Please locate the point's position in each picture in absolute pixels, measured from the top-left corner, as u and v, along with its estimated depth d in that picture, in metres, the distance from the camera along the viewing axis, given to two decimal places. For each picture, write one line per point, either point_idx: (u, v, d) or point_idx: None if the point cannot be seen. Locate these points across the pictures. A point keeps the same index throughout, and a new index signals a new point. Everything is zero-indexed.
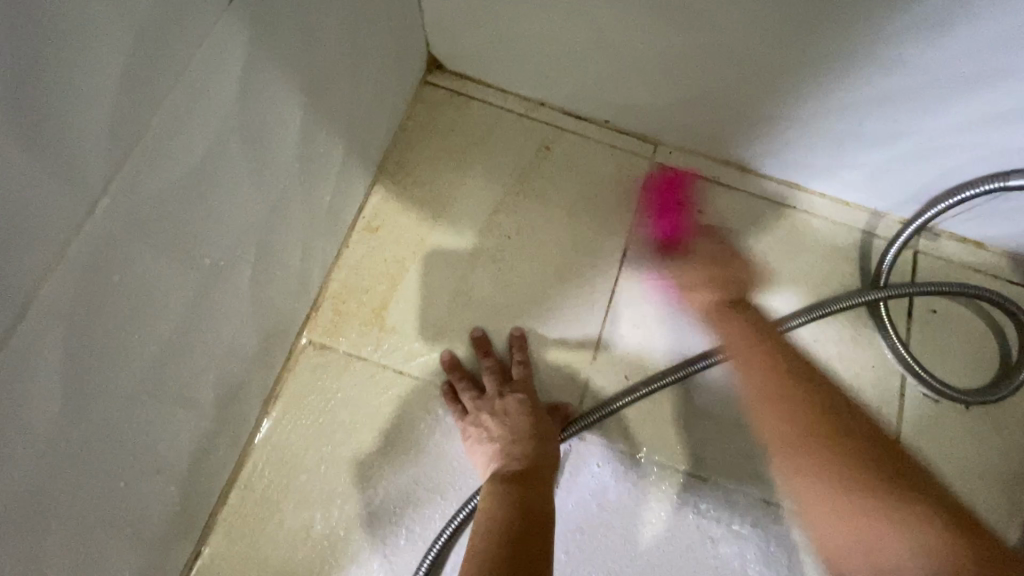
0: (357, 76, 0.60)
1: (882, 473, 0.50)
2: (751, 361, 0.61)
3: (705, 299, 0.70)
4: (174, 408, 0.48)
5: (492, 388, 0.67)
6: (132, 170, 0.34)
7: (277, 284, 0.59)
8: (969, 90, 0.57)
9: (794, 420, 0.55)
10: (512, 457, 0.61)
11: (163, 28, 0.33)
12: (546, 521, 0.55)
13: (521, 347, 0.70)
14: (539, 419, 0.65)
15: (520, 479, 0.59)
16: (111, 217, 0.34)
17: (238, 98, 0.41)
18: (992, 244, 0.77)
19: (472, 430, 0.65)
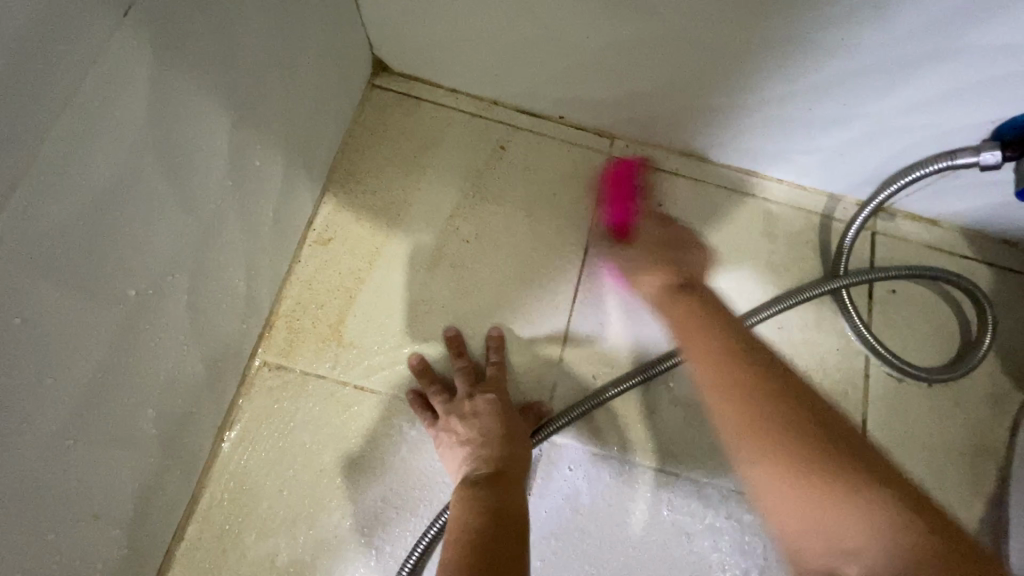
0: (293, 83, 0.57)
1: (815, 439, 0.47)
2: (703, 334, 0.56)
3: (655, 283, 0.67)
4: (107, 449, 0.45)
5: (463, 390, 0.65)
6: (27, 200, 0.31)
7: (218, 308, 0.56)
8: (915, 71, 0.57)
9: (749, 403, 0.50)
10: (483, 459, 0.59)
11: (52, 46, 0.30)
12: (520, 521, 0.52)
13: (498, 348, 0.69)
14: (510, 420, 0.63)
15: (491, 480, 0.56)
16: (5, 252, 0.31)
17: (150, 117, 0.39)
18: (943, 222, 0.78)
19: (443, 435, 0.63)
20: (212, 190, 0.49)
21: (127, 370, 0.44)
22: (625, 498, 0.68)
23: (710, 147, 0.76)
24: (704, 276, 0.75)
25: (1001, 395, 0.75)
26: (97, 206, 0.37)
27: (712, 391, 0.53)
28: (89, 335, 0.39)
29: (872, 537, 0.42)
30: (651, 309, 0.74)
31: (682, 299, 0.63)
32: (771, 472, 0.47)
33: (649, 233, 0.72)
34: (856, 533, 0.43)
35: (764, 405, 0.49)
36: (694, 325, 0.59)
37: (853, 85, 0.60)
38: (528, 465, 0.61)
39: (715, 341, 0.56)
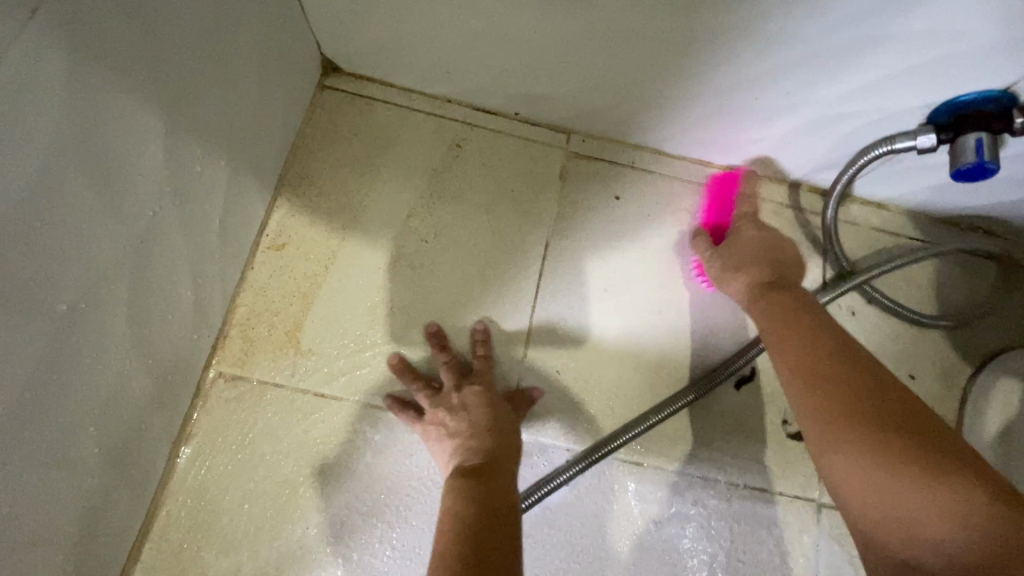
0: (233, 85, 0.56)
1: (882, 422, 0.47)
2: (804, 334, 0.55)
3: (748, 281, 0.64)
4: (44, 474, 0.43)
5: (449, 384, 0.65)
6: None
7: (163, 321, 0.54)
8: (851, 61, 0.58)
9: (861, 421, 0.47)
10: (472, 450, 0.59)
11: None
12: (513, 507, 0.53)
13: (484, 341, 0.69)
14: (497, 410, 0.63)
15: (480, 470, 0.56)
16: None
17: (70, 123, 0.37)
18: (890, 205, 0.81)
19: (431, 430, 0.62)
20: (150, 197, 0.47)
21: (63, 387, 0.43)
22: (594, 491, 0.68)
23: (664, 139, 0.77)
24: (665, 266, 0.77)
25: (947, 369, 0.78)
26: (17, 219, 0.35)
27: (802, 386, 0.52)
28: (13, 355, 0.37)
29: (945, 519, 0.41)
30: (614, 301, 0.74)
31: (777, 297, 0.60)
32: (857, 454, 0.46)
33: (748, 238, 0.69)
34: (941, 520, 0.41)
35: (842, 404, 0.49)
36: (784, 313, 0.58)
37: (795, 74, 0.61)
38: (518, 451, 0.61)
39: (825, 346, 0.53)
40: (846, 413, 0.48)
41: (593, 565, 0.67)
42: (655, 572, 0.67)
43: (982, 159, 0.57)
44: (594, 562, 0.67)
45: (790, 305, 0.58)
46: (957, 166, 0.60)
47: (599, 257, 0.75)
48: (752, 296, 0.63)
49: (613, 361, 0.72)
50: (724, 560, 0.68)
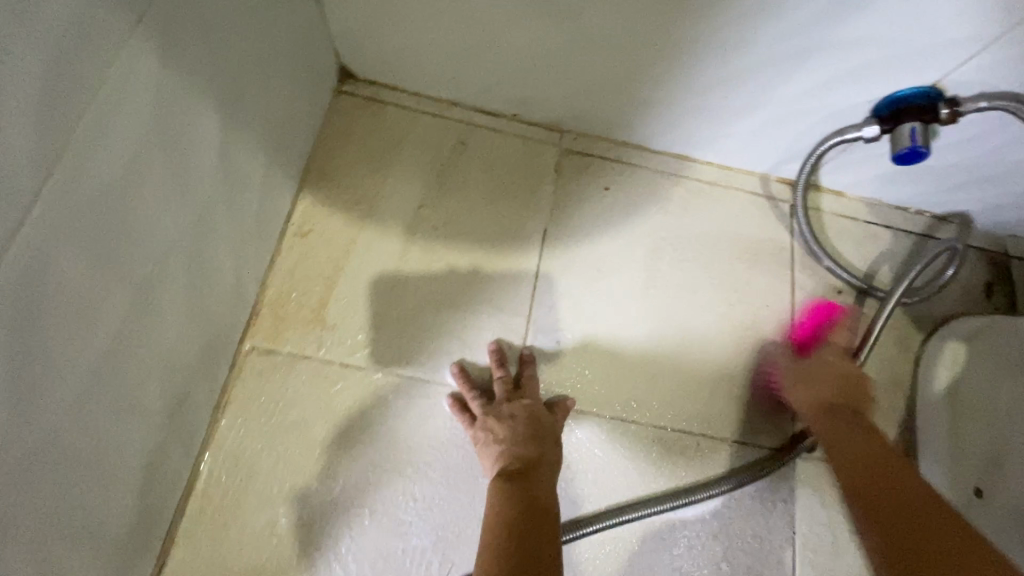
0: (270, 86, 0.63)
1: (917, 506, 0.55)
2: (872, 438, 0.66)
3: (811, 397, 0.74)
4: (119, 416, 0.49)
5: (502, 395, 0.71)
6: (56, 165, 0.36)
7: (211, 292, 0.61)
8: (805, 62, 0.68)
9: (895, 519, 0.55)
10: (516, 456, 0.65)
11: (78, 38, 0.35)
12: (551, 513, 0.59)
13: (530, 363, 0.75)
14: (542, 424, 0.69)
15: (522, 476, 0.63)
16: (43, 213, 0.35)
17: (156, 108, 0.44)
18: (849, 194, 0.91)
19: (481, 434, 0.69)
20: (207, 180, 0.54)
21: (138, 339, 0.49)
22: (593, 450, 0.76)
23: (647, 135, 0.86)
24: (653, 251, 0.85)
25: (903, 336, 0.88)
26: (118, 187, 0.42)
27: (858, 472, 0.62)
28: (104, 304, 0.43)
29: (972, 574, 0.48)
30: (608, 280, 0.83)
31: (836, 417, 0.70)
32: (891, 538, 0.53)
33: (824, 360, 0.77)
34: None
35: (908, 508, 0.55)
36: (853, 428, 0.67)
37: (759, 75, 0.71)
38: (557, 463, 0.67)
39: (876, 447, 0.65)
40: (907, 498, 0.57)
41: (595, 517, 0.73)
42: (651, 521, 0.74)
43: (916, 143, 0.67)
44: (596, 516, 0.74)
45: (849, 424, 0.68)
46: (897, 151, 0.69)
47: (593, 242, 0.84)
48: (812, 411, 0.73)
49: (609, 334, 0.80)
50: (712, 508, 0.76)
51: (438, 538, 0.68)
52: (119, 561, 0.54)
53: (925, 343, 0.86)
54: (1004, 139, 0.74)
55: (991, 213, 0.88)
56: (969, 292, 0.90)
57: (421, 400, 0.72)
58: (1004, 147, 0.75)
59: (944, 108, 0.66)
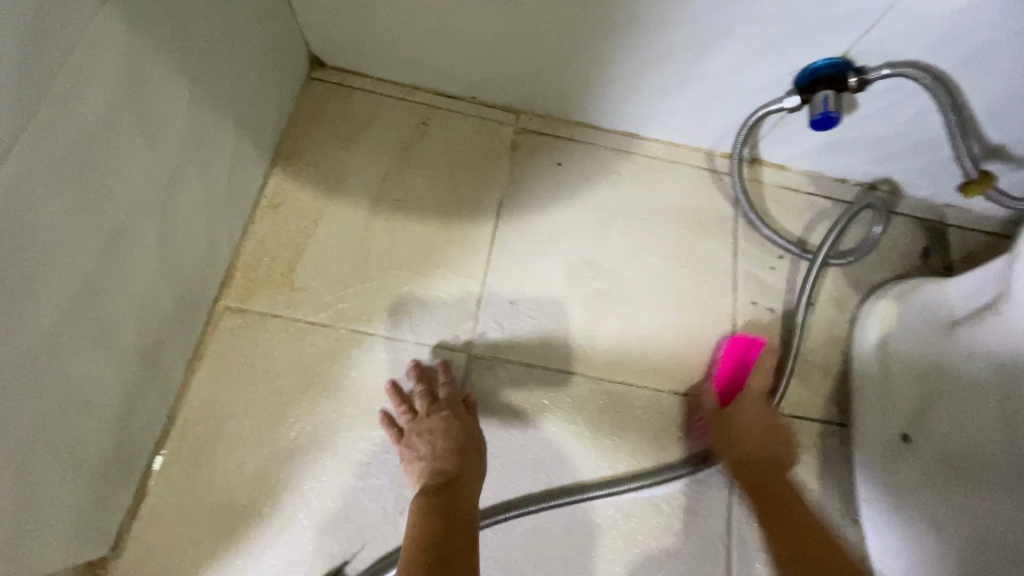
0: (238, 66, 0.70)
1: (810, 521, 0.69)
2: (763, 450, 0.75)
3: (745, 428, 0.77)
4: (97, 346, 0.56)
5: (422, 409, 0.74)
6: (38, 111, 0.43)
7: (184, 249, 0.67)
8: (723, 38, 0.74)
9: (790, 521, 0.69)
10: (437, 472, 0.69)
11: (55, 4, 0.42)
12: (470, 524, 0.63)
13: (445, 370, 0.77)
14: (460, 433, 0.72)
15: (443, 489, 0.66)
16: (27, 150, 0.42)
17: (125, 72, 0.51)
18: (789, 167, 0.97)
19: (405, 450, 0.72)
20: (177, 144, 0.61)
21: (113, 280, 0.56)
22: (541, 402, 0.81)
23: (595, 114, 0.93)
24: (602, 219, 0.91)
25: (840, 298, 0.93)
26: (92, 137, 0.49)
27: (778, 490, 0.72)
28: (80, 241, 0.50)
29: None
30: (559, 246, 0.89)
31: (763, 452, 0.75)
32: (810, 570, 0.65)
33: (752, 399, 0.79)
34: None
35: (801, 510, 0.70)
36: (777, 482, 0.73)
37: (684, 52, 0.78)
38: (480, 469, 0.70)
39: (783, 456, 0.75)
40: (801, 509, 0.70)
41: (544, 461, 0.79)
42: (598, 467, 0.79)
43: (827, 108, 0.72)
44: (547, 461, 0.79)
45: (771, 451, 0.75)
46: (812, 117, 0.74)
47: (545, 212, 0.90)
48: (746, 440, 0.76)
49: (560, 296, 0.86)
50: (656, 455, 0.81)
51: (393, 479, 0.74)
52: (99, 485, 0.61)
53: (861, 305, 0.93)
54: (914, 111, 0.81)
55: (922, 181, 0.94)
56: (907, 256, 0.95)
57: (380, 353, 0.79)
58: (917, 117, 0.81)
59: (852, 77, 0.72)
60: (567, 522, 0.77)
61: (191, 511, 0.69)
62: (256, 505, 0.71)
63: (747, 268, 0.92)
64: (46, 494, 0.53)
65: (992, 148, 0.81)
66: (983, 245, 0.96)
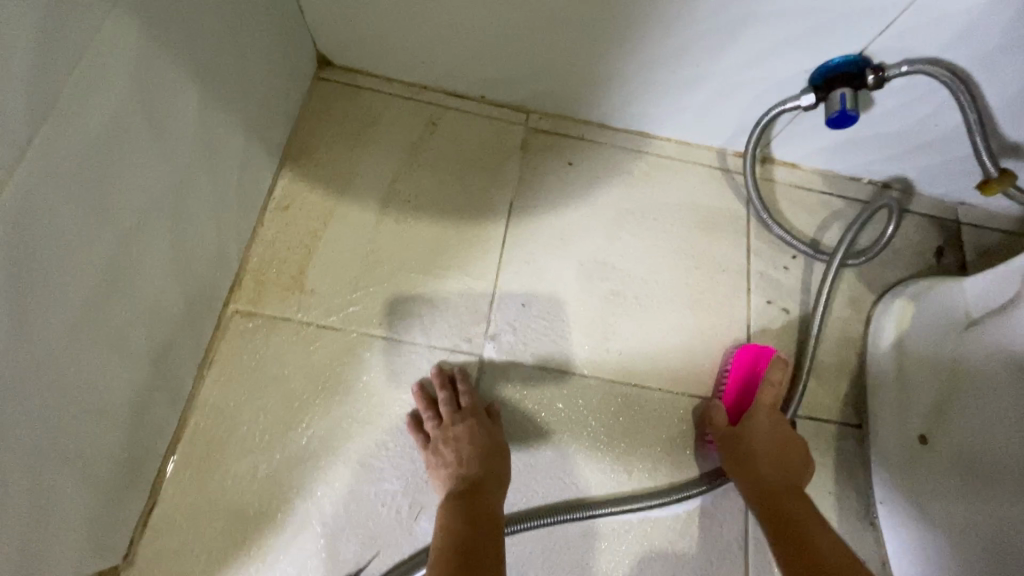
0: (247, 67, 0.69)
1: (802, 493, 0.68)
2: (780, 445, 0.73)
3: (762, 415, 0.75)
4: (108, 353, 0.54)
5: (447, 415, 0.73)
6: (47, 115, 0.42)
7: (194, 253, 0.67)
8: (739, 36, 0.73)
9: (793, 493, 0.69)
10: (465, 479, 0.68)
11: (65, 5, 0.41)
12: (495, 528, 0.62)
13: (464, 378, 0.77)
14: (486, 441, 0.71)
15: (469, 497, 0.66)
16: (36, 155, 0.41)
17: (136, 72, 0.50)
18: (801, 165, 0.96)
19: (431, 457, 0.71)
20: (187, 146, 0.60)
21: (125, 285, 0.55)
22: (555, 404, 0.80)
23: (606, 113, 0.92)
24: (613, 219, 0.90)
25: (854, 298, 0.92)
26: (102, 140, 0.48)
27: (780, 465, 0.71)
28: (92, 246, 0.49)
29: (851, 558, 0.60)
30: (572, 246, 0.88)
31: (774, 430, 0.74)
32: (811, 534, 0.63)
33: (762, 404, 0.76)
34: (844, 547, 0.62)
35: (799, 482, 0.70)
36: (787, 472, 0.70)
37: (699, 50, 0.77)
38: (505, 479, 0.70)
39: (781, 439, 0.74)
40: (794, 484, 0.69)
41: (559, 465, 0.78)
42: (611, 471, 0.78)
43: (845, 106, 0.72)
44: (559, 468, 0.78)
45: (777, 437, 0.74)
46: (829, 116, 0.74)
47: (556, 212, 0.89)
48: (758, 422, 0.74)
49: (571, 297, 0.85)
50: (670, 459, 0.80)
51: (408, 483, 0.73)
52: (111, 492, 0.60)
53: (875, 305, 0.92)
54: (932, 107, 0.79)
55: (936, 180, 0.93)
56: (920, 256, 0.95)
57: (392, 356, 0.78)
58: (935, 114, 0.80)
59: (869, 74, 0.71)
60: (582, 527, 0.76)
61: (203, 518, 0.68)
62: (269, 511, 0.70)
63: (761, 268, 0.91)
64: (59, 503, 0.52)
65: (1008, 146, 0.80)
66: (996, 243, 0.96)
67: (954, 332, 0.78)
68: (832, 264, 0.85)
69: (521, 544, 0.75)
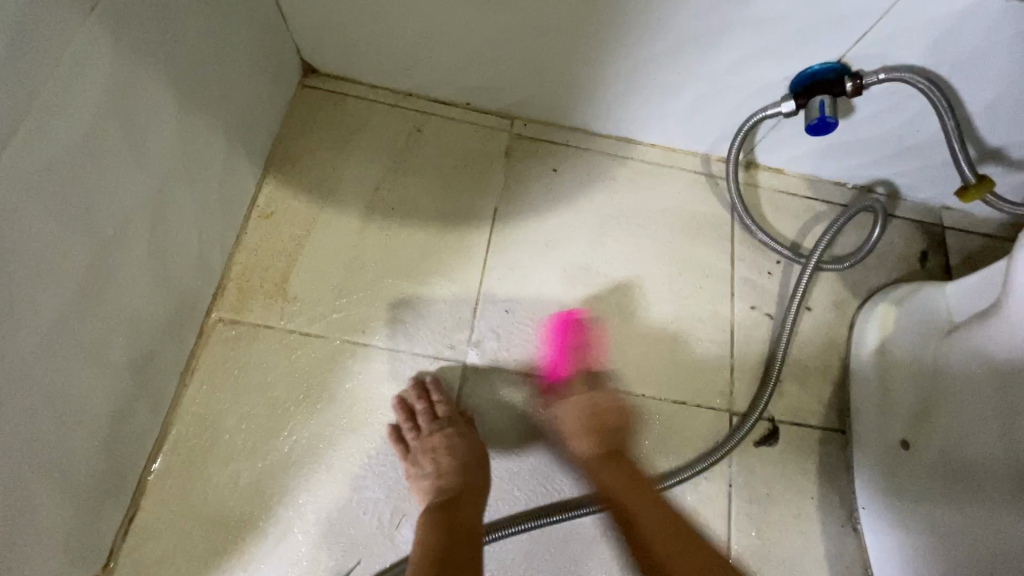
0: (229, 75, 0.70)
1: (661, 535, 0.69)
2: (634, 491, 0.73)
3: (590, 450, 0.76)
4: (85, 363, 0.55)
5: (425, 425, 0.73)
6: (18, 128, 0.42)
7: (175, 261, 0.67)
8: (718, 43, 0.74)
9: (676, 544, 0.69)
10: (444, 491, 0.68)
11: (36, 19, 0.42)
12: (470, 542, 0.63)
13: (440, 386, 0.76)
14: (463, 451, 0.71)
15: (446, 508, 0.66)
16: (8, 167, 0.41)
17: (111, 83, 0.50)
18: (786, 170, 0.97)
19: (410, 467, 0.72)
20: (167, 155, 0.61)
21: (103, 295, 0.55)
22: (538, 410, 0.80)
23: (590, 118, 0.92)
24: (597, 225, 0.91)
25: (838, 302, 0.93)
26: (77, 151, 0.48)
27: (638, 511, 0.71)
28: (67, 258, 0.49)
29: None
30: (555, 251, 0.88)
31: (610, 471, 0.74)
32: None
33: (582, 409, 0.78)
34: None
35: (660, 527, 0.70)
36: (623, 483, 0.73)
37: (679, 56, 0.77)
38: (484, 489, 0.70)
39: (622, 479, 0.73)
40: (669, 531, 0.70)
41: (542, 471, 0.78)
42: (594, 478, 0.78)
43: (824, 113, 0.72)
44: (541, 474, 0.78)
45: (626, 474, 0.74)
46: (809, 122, 0.74)
47: (540, 219, 0.89)
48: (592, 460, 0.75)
49: (555, 303, 0.85)
50: (654, 464, 0.80)
51: (390, 490, 0.73)
52: (91, 500, 0.60)
53: (859, 310, 0.92)
54: (912, 112, 0.80)
55: (919, 184, 0.93)
56: (904, 260, 0.95)
57: (375, 364, 0.78)
58: (914, 119, 0.80)
59: (848, 82, 0.71)
60: (565, 533, 0.76)
61: (185, 526, 0.68)
62: (251, 518, 0.70)
63: (745, 273, 0.91)
64: (36, 513, 0.52)
65: (989, 151, 0.80)
66: (980, 247, 0.96)
67: (935, 336, 0.78)
68: (808, 266, 0.85)
69: (504, 551, 0.75)
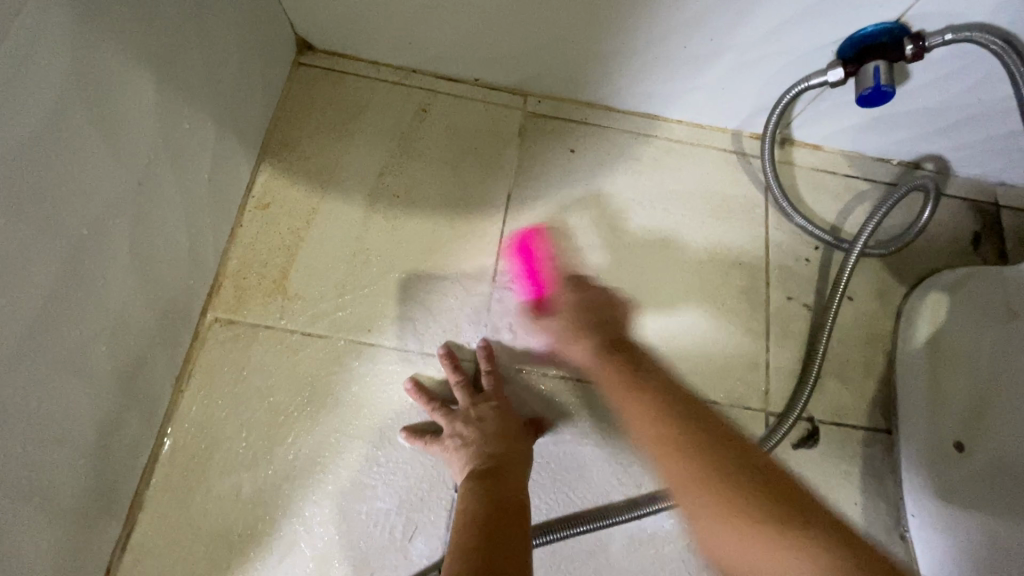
0: (215, 55, 0.63)
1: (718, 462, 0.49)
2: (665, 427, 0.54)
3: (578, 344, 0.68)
4: (65, 378, 0.50)
5: (467, 400, 0.70)
6: None
7: (163, 261, 0.61)
8: (760, 5, 0.66)
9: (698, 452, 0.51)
10: (489, 457, 0.64)
11: None
12: (522, 508, 0.57)
13: (489, 358, 0.73)
14: (509, 422, 0.68)
15: (493, 475, 0.62)
16: None
17: (75, 66, 0.44)
18: (824, 146, 0.89)
19: (449, 440, 0.67)
20: (147, 144, 0.55)
21: (79, 303, 0.50)
22: (559, 413, 0.74)
23: (611, 93, 0.84)
24: (620, 209, 0.84)
25: (883, 290, 0.85)
26: (38, 146, 0.42)
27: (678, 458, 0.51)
28: (33, 266, 0.44)
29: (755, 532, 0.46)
30: (576, 238, 0.82)
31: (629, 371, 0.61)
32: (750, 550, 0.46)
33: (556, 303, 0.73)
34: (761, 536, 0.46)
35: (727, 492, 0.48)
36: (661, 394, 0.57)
37: (714, 22, 0.69)
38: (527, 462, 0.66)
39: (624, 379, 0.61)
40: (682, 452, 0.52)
41: (563, 480, 0.72)
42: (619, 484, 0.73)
43: (879, 82, 0.64)
44: (561, 480, 0.72)
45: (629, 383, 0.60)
46: (860, 93, 0.66)
47: (558, 203, 0.83)
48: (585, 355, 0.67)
49: None
50: None
51: (401, 500, 0.69)
52: (83, 519, 0.56)
53: (906, 299, 0.84)
54: (977, 77, 0.71)
55: (974, 159, 0.84)
56: (956, 244, 0.87)
57: (383, 364, 0.73)
58: (979, 86, 0.72)
59: (909, 45, 0.63)
60: (588, 545, 0.71)
61: (187, 541, 0.64)
62: (255, 532, 0.66)
63: (780, 260, 0.84)
64: (18, 544, 0.48)
65: None
66: None
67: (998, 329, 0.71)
68: (852, 253, 0.78)
69: None
